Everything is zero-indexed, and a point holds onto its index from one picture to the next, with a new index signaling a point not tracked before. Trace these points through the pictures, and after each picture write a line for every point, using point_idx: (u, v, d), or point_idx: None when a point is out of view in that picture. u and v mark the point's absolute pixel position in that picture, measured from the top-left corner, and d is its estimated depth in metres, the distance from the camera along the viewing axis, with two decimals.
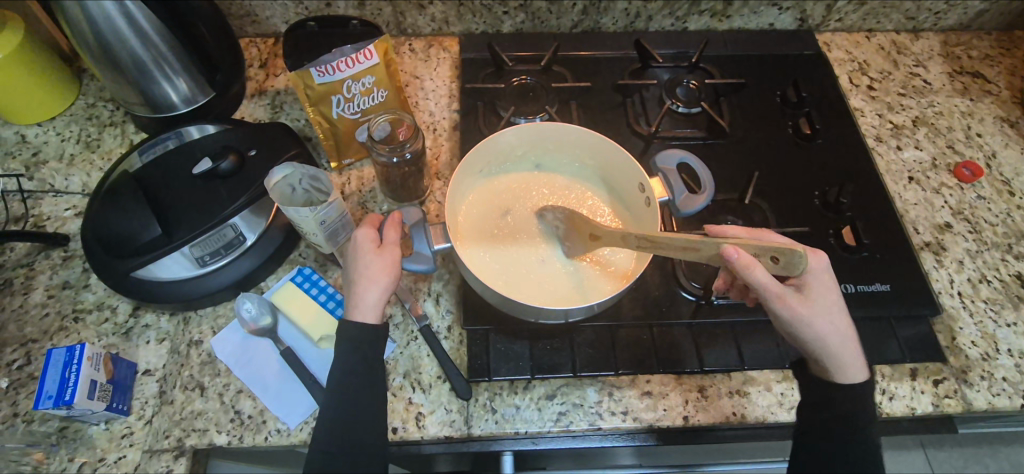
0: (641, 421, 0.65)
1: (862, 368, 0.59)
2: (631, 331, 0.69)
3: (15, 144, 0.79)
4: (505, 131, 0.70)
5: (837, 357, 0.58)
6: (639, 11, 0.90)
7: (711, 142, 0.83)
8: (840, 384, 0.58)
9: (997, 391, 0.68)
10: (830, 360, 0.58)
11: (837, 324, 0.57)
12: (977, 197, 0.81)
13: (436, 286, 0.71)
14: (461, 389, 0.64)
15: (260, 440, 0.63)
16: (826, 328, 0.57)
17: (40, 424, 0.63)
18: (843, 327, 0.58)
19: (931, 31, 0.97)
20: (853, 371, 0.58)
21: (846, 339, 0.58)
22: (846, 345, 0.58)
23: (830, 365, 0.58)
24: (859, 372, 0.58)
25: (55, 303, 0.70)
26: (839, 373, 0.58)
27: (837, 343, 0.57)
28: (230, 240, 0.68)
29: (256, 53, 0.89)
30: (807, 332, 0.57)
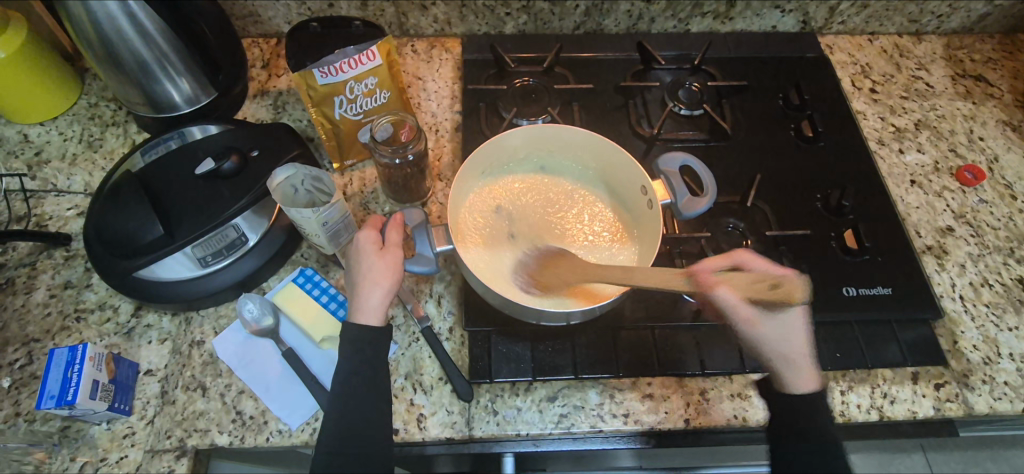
0: (643, 424, 0.65)
1: (815, 378, 0.60)
2: (633, 333, 0.69)
3: (18, 144, 0.79)
4: (513, 131, 0.71)
5: (784, 370, 0.60)
6: (641, 13, 0.90)
7: (713, 144, 0.83)
8: (793, 395, 0.60)
9: (999, 395, 0.68)
10: (784, 374, 0.60)
11: (773, 340, 0.60)
12: (979, 201, 0.81)
13: (438, 287, 0.71)
14: (463, 391, 0.64)
15: (262, 440, 0.63)
16: (780, 345, 0.60)
17: (42, 424, 0.63)
18: (800, 345, 0.60)
19: (934, 35, 0.96)
20: (802, 383, 0.60)
21: (801, 354, 0.60)
22: (800, 359, 0.60)
23: (781, 379, 0.60)
24: (812, 382, 0.60)
25: (57, 303, 0.70)
26: (792, 386, 0.60)
27: (778, 356, 0.60)
28: (232, 241, 0.68)
29: (259, 54, 0.89)
30: (765, 346, 0.60)
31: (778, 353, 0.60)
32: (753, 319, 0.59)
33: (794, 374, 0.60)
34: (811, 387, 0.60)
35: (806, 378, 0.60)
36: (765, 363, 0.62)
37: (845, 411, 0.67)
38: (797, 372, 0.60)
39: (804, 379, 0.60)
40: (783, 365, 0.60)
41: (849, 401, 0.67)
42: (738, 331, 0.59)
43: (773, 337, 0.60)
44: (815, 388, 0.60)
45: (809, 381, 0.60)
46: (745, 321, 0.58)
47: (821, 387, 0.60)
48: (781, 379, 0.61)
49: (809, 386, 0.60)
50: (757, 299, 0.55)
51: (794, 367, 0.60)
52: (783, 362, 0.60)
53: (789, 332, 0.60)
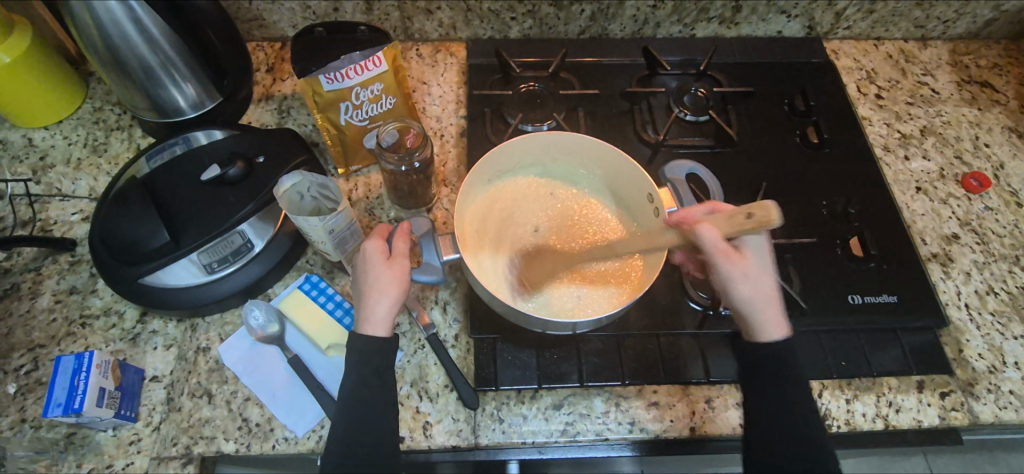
0: (648, 432, 0.65)
1: (782, 325, 0.59)
2: (638, 341, 0.69)
3: (23, 148, 0.79)
4: (524, 138, 0.70)
5: (752, 314, 0.58)
6: (647, 18, 0.90)
7: (718, 151, 0.82)
8: (760, 342, 0.59)
9: (1004, 404, 0.68)
10: (750, 320, 0.59)
11: (745, 284, 0.57)
12: (985, 208, 0.81)
13: (443, 294, 0.71)
14: (469, 398, 0.64)
15: (268, 448, 0.63)
16: (750, 287, 0.58)
17: (48, 430, 0.63)
18: (768, 288, 0.59)
19: (940, 40, 0.96)
20: (769, 329, 0.59)
21: (770, 299, 0.59)
22: (765, 305, 0.58)
23: (749, 324, 0.59)
24: (777, 330, 0.59)
25: (63, 308, 0.70)
26: (759, 330, 0.59)
27: (746, 300, 0.58)
28: (238, 247, 0.68)
29: (263, 58, 0.88)
30: (735, 289, 0.58)
31: (746, 298, 0.58)
32: (733, 255, 0.57)
33: (757, 318, 0.59)
34: (776, 335, 0.59)
35: (772, 324, 0.59)
36: (734, 307, 0.60)
37: (850, 420, 0.67)
38: (767, 317, 0.59)
39: (769, 326, 0.59)
40: (748, 308, 0.58)
41: (854, 410, 0.67)
42: (717, 267, 0.57)
43: (742, 279, 0.57)
44: (780, 336, 0.59)
45: (774, 326, 0.59)
46: (723, 256, 0.56)
47: (787, 336, 0.59)
48: (750, 327, 0.59)
49: (777, 333, 0.59)
50: (739, 231, 0.51)
51: (757, 312, 0.58)
52: (749, 306, 0.58)
53: (758, 276, 0.58)
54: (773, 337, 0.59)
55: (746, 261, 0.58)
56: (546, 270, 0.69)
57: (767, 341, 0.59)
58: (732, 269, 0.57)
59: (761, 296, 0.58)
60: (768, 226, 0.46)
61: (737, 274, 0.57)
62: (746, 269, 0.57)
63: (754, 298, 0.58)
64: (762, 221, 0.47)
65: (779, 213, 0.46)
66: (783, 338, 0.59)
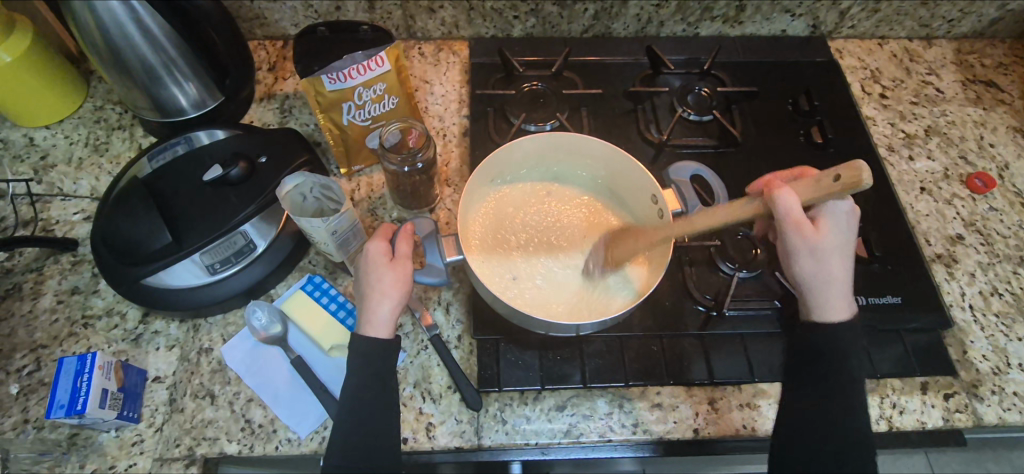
0: (651, 433, 0.65)
1: (846, 307, 0.60)
2: (641, 342, 0.68)
3: (24, 147, 0.79)
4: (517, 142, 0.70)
5: (812, 293, 0.59)
6: (650, 17, 0.89)
7: (722, 151, 0.82)
8: (816, 322, 0.60)
9: (1008, 406, 0.68)
10: (812, 295, 0.60)
11: (818, 263, 0.58)
12: (989, 209, 0.81)
13: (446, 295, 0.71)
14: (472, 400, 0.64)
15: (271, 449, 0.63)
16: (819, 265, 0.58)
17: (51, 431, 0.63)
18: (836, 270, 0.59)
19: (945, 39, 0.96)
20: (831, 311, 0.59)
21: (836, 281, 0.59)
22: (842, 288, 0.59)
23: (813, 301, 0.60)
24: (840, 311, 0.60)
25: (65, 309, 0.70)
26: (820, 307, 0.60)
27: (818, 278, 0.59)
28: (241, 248, 0.68)
29: (265, 56, 0.88)
30: (803, 268, 0.59)
31: (824, 279, 0.58)
32: (805, 226, 0.56)
33: (829, 297, 0.59)
34: (839, 314, 0.59)
35: (839, 303, 0.59)
36: (800, 285, 0.60)
37: None
38: (829, 299, 0.59)
39: (835, 306, 0.59)
40: (823, 287, 0.59)
41: None
42: (783, 236, 0.57)
43: (809, 254, 0.57)
44: (841, 318, 0.59)
45: (840, 303, 0.59)
46: (801, 229, 0.56)
47: (849, 318, 0.60)
48: (812, 303, 0.60)
49: (840, 314, 0.59)
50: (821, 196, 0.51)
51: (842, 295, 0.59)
52: (818, 283, 0.59)
53: (832, 255, 0.58)
54: (838, 318, 0.59)
55: (821, 237, 0.57)
56: (630, 250, 0.67)
57: (827, 323, 0.59)
58: (822, 247, 0.57)
59: (834, 276, 0.59)
60: (858, 189, 0.46)
61: (806, 250, 0.57)
62: (822, 249, 0.57)
63: (821, 275, 0.58)
64: (851, 185, 0.46)
65: (869, 175, 0.45)
66: (846, 321, 0.60)
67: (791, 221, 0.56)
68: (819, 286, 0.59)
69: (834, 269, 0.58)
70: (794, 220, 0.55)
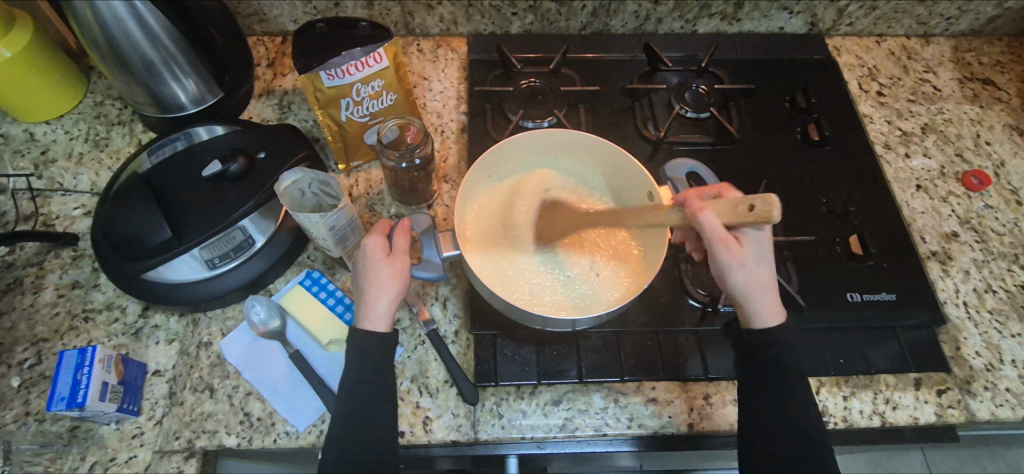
0: (646, 428, 0.66)
1: (778, 310, 0.60)
2: (636, 338, 0.69)
3: (24, 143, 0.79)
4: (519, 137, 0.70)
5: (749, 302, 0.59)
6: (648, 14, 0.89)
7: (718, 148, 0.82)
8: (754, 329, 0.60)
9: (1001, 402, 0.68)
10: (742, 302, 0.60)
11: (745, 272, 0.58)
12: (985, 207, 0.81)
13: (443, 290, 0.72)
14: (469, 394, 0.64)
15: (269, 442, 0.63)
16: (745, 275, 0.58)
17: (52, 424, 0.63)
18: (766, 277, 0.59)
19: (942, 37, 0.96)
20: (766, 316, 0.60)
21: (766, 288, 0.59)
22: (758, 292, 0.59)
23: (745, 311, 0.60)
24: (775, 316, 0.60)
25: (65, 303, 0.70)
26: (757, 312, 0.60)
27: (746, 286, 0.59)
28: (240, 243, 0.69)
29: (264, 53, 0.88)
30: (731, 279, 0.59)
31: (745, 288, 0.59)
32: (731, 243, 0.57)
33: (751, 303, 0.59)
34: (768, 320, 0.60)
35: (768, 310, 0.60)
36: (728, 293, 0.61)
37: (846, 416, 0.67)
38: (761, 304, 0.59)
39: (763, 312, 0.60)
40: (747, 296, 0.59)
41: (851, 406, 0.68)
42: (716, 254, 0.57)
43: (740, 265, 0.57)
44: (777, 322, 0.60)
45: (769, 307, 0.60)
46: (723, 243, 0.56)
47: (783, 323, 0.60)
48: (749, 312, 0.60)
49: (773, 320, 0.60)
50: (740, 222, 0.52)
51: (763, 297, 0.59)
52: (746, 295, 0.59)
53: (755, 262, 0.59)
54: (770, 324, 0.60)
55: (745, 249, 0.58)
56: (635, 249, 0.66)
57: (760, 329, 0.60)
58: (738, 259, 0.57)
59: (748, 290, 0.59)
60: (768, 221, 0.48)
61: (735, 264, 0.57)
62: (745, 258, 0.58)
63: (751, 287, 0.59)
64: (763, 217, 0.49)
65: (779, 209, 0.47)
66: (778, 324, 0.60)
67: (722, 240, 0.56)
68: (747, 294, 0.59)
69: (742, 278, 0.58)
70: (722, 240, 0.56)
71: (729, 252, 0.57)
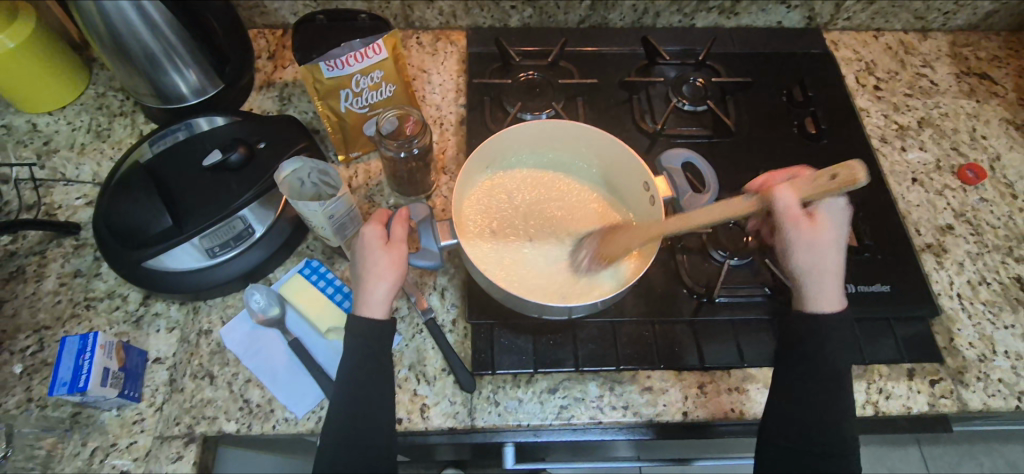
0: (641, 416, 0.66)
1: (838, 299, 0.60)
2: (632, 328, 0.70)
3: (27, 133, 0.80)
4: (526, 125, 0.71)
5: (808, 285, 0.59)
6: (647, 8, 0.90)
7: (715, 140, 0.83)
8: (808, 312, 0.60)
9: (993, 392, 0.69)
10: (809, 287, 0.60)
11: (802, 251, 0.58)
12: (980, 200, 0.82)
13: (441, 280, 0.72)
14: (465, 382, 0.65)
15: (268, 428, 0.64)
16: (818, 258, 0.58)
17: (54, 409, 0.64)
18: (834, 262, 0.59)
19: (940, 32, 0.96)
20: (821, 301, 0.59)
21: (830, 273, 0.59)
22: (829, 276, 0.59)
23: (803, 293, 0.60)
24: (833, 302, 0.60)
25: (67, 291, 0.71)
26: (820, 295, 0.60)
27: (812, 269, 0.59)
28: (240, 232, 0.69)
29: (265, 45, 0.89)
30: (795, 259, 0.59)
31: (818, 270, 0.59)
32: (802, 222, 0.57)
33: (819, 290, 0.59)
34: (823, 306, 0.60)
35: (824, 296, 0.59)
36: (791, 276, 0.61)
37: None
38: (821, 288, 0.59)
39: (823, 298, 0.60)
40: (818, 285, 0.59)
41: None
42: (783, 232, 0.57)
43: (808, 247, 0.58)
44: (831, 309, 0.59)
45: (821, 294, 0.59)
46: (799, 223, 0.57)
47: (840, 308, 0.60)
48: (812, 299, 0.60)
49: (829, 303, 0.59)
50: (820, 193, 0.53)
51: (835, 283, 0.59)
52: (812, 283, 0.59)
53: (824, 249, 0.58)
54: (824, 307, 0.59)
55: (818, 231, 0.58)
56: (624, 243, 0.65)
57: (815, 311, 0.60)
58: (820, 242, 0.58)
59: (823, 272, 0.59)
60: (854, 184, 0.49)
61: (815, 247, 0.58)
62: (823, 242, 0.58)
63: (818, 268, 0.58)
64: (847, 182, 0.49)
65: (865, 173, 0.48)
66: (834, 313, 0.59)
67: (790, 215, 0.56)
68: (816, 276, 0.59)
69: (815, 257, 0.58)
70: (790, 216, 0.56)
71: (810, 226, 0.57)
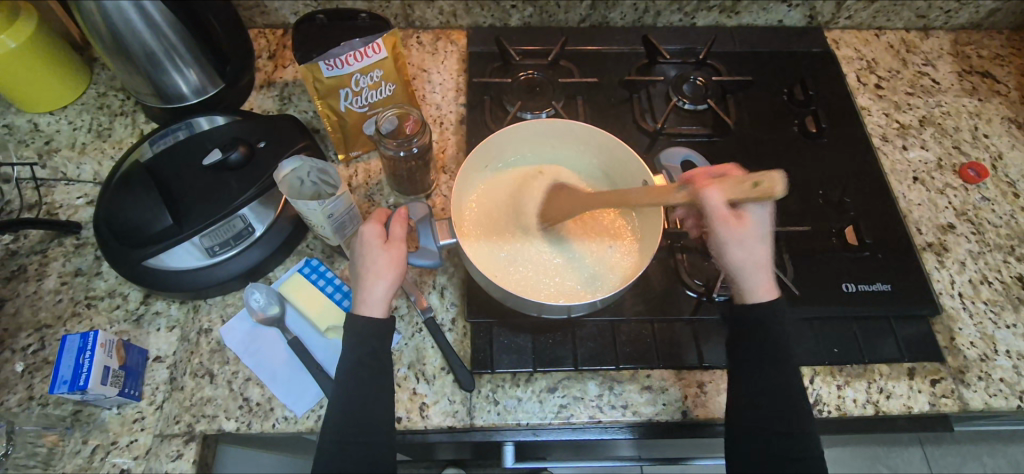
0: (641, 415, 0.66)
1: (772, 288, 0.61)
2: (631, 327, 0.69)
3: (28, 132, 0.80)
4: (526, 124, 0.71)
5: (741, 279, 0.60)
6: (647, 7, 0.90)
7: (716, 139, 0.83)
8: (747, 304, 0.60)
9: (994, 392, 0.69)
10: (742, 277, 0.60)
11: (745, 248, 0.58)
12: (982, 198, 0.81)
13: (441, 279, 0.72)
14: (465, 380, 0.65)
15: (268, 427, 0.64)
16: (744, 253, 0.59)
17: (54, 408, 0.64)
18: (761, 256, 0.59)
19: (942, 30, 0.96)
20: (757, 293, 0.60)
21: (761, 266, 0.60)
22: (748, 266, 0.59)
23: (740, 287, 0.61)
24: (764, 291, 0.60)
25: (68, 290, 0.71)
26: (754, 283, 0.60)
27: (740, 261, 0.59)
28: (240, 231, 0.69)
29: (266, 45, 0.89)
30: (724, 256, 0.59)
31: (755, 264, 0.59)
32: (730, 220, 0.57)
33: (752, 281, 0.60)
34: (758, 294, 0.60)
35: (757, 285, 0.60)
36: (725, 270, 0.61)
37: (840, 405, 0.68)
38: (756, 282, 0.60)
39: (756, 288, 0.60)
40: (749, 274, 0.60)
41: (845, 395, 0.68)
42: (714, 230, 0.58)
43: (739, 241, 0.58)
44: (769, 299, 0.60)
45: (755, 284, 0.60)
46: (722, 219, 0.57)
47: (775, 298, 0.60)
48: (748, 291, 0.60)
49: (766, 295, 0.60)
50: (742, 199, 0.53)
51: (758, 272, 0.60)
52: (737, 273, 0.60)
53: (754, 242, 0.59)
54: (760, 299, 0.60)
55: (745, 227, 0.58)
56: None
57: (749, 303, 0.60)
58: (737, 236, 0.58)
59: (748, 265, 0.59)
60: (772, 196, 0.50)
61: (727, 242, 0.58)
62: (749, 237, 0.58)
63: (738, 265, 0.59)
64: (768, 191, 0.50)
65: (782, 186, 0.49)
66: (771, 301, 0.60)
67: (723, 215, 0.57)
68: (739, 270, 0.59)
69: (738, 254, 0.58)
70: (722, 216, 0.56)
71: (724, 224, 0.57)
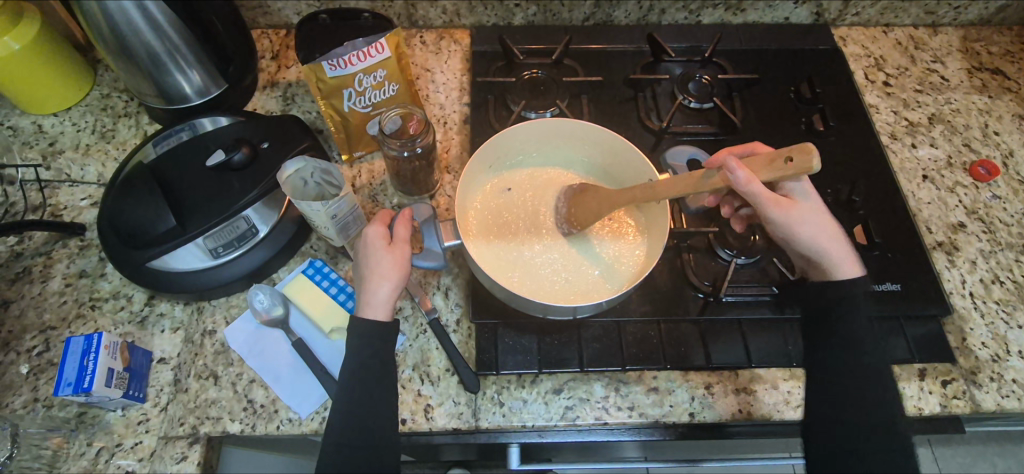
0: (648, 417, 0.66)
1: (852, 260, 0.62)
2: (638, 328, 0.69)
3: (33, 134, 0.80)
4: (531, 123, 0.70)
5: (824, 254, 0.62)
6: (652, 5, 0.89)
7: (722, 138, 0.82)
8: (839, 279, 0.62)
9: (1006, 393, 0.68)
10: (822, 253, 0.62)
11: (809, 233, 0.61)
12: (992, 197, 0.80)
13: (445, 280, 0.72)
14: (470, 382, 0.65)
15: (272, 428, 0.64)
16: (807, 231, 0.61)
17: (59, 409, 0.64)
18: (831, 230, 0.62)
19: (951, 26, 0.95)
20: (841, 267, 0.62)
21: (835, 240, 0.62)
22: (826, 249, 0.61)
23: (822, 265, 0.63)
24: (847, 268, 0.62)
25: (72, 291, 0.71)
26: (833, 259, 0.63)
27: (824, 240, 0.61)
28: (243, 232, 0.69)
29: (269, 45, 0.89)
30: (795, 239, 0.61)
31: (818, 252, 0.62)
32: (782, 201, 0.59)
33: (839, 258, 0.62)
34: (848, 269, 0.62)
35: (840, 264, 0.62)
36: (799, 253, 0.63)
37: None
38: (836, 259, 0.62)
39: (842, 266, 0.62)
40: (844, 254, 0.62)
41: None
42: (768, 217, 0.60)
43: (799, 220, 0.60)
44: (856, 271, 0.62)
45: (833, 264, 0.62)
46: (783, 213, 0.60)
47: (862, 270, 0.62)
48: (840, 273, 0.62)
49: (851, 268, 0.62)
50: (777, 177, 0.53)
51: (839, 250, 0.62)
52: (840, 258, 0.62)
53: (812, 216, 0.61)
54: (852, 273, 0.62)
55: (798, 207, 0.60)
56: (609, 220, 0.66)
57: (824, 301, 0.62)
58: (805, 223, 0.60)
59: (828, 240, 0.62)
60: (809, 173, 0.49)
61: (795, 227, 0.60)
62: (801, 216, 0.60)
63: (812, 243, 0.61)
64: (803, 167, 0.49)
65: (819, 160, 0.48)
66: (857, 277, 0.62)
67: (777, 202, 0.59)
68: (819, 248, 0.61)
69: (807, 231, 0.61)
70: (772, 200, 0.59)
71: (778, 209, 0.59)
